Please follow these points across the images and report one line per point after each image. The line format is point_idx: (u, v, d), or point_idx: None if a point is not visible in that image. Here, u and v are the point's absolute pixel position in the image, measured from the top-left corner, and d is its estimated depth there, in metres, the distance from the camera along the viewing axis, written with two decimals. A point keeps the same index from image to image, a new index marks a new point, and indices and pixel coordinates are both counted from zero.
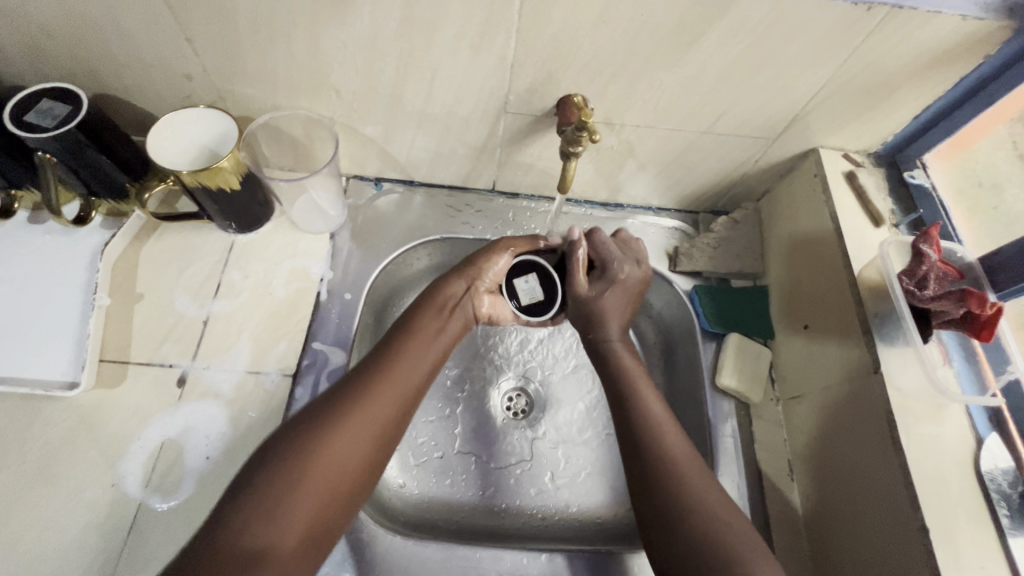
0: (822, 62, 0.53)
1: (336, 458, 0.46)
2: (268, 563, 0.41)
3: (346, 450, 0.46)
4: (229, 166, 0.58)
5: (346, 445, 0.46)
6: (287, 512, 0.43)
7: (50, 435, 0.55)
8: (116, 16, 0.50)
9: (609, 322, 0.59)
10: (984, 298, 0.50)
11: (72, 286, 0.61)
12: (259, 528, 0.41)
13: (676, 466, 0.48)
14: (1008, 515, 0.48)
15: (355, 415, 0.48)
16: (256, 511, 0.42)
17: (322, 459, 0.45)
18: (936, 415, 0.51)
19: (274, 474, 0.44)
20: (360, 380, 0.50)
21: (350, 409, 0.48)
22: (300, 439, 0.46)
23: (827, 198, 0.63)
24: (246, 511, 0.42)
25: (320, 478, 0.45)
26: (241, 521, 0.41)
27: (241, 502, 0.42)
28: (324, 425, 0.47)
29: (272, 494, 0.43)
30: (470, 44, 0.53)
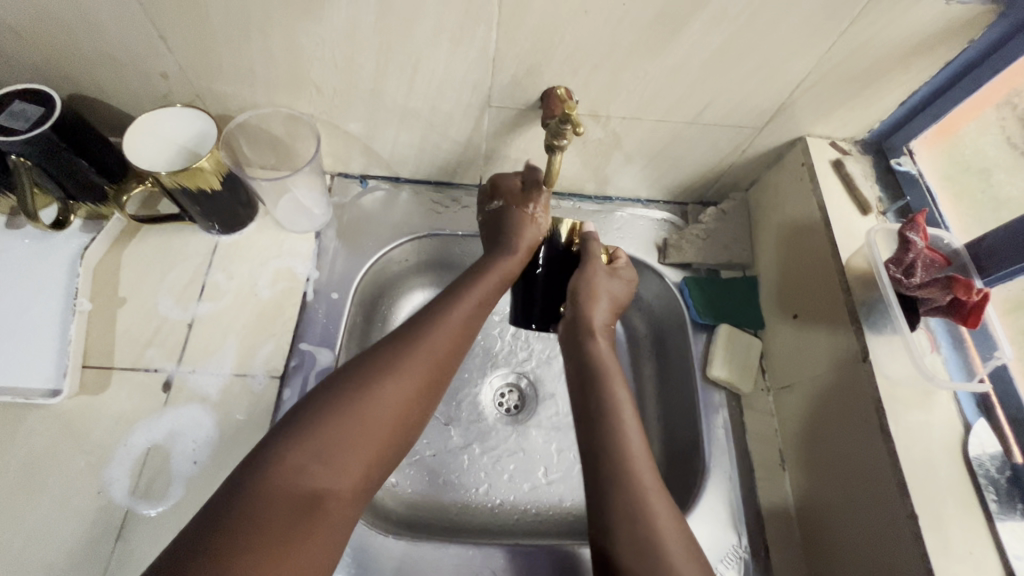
0: (807, 49, 0.53)
1: (392, 403, 0.46)
2: (325, 509, 0.41)
3: (399, 396, 0.46)
4: (209, 166, 0.57)
5: (400, 392, 0.47)
6: (342, 458, 0.43)
7: (34, 443, 0.54)
8: (86, 14, 0.49)
9: (614, 382, 0.53)
10: (971, 285, 0.50)
11: (52, 292, 0.60)
12: (315, 474, 0.42)
13: (630, 450, 0.48)
14: (995, 500, 0.48)
15: (410, 362, 0.48)
16: (311, 455, 0.42)
17: (379, 405, 0.45)
18: (924, 402, 0.51)
19: (324, 418, 0.44)
20: (415, 331, 0.50)
21: (406, 356, 0.48)
22: (357, 388, 0.46)
23: (813, 186, 0.62)
24: (300, 453, 0.42)
25: (375, 425, 0.45)
26: (298, 465, 0.41)
27: (289, 444, 0.42)
28: (382, 360, 0.48)
29: (326, 437, 0.43)
30: (450, 37, 0.52)
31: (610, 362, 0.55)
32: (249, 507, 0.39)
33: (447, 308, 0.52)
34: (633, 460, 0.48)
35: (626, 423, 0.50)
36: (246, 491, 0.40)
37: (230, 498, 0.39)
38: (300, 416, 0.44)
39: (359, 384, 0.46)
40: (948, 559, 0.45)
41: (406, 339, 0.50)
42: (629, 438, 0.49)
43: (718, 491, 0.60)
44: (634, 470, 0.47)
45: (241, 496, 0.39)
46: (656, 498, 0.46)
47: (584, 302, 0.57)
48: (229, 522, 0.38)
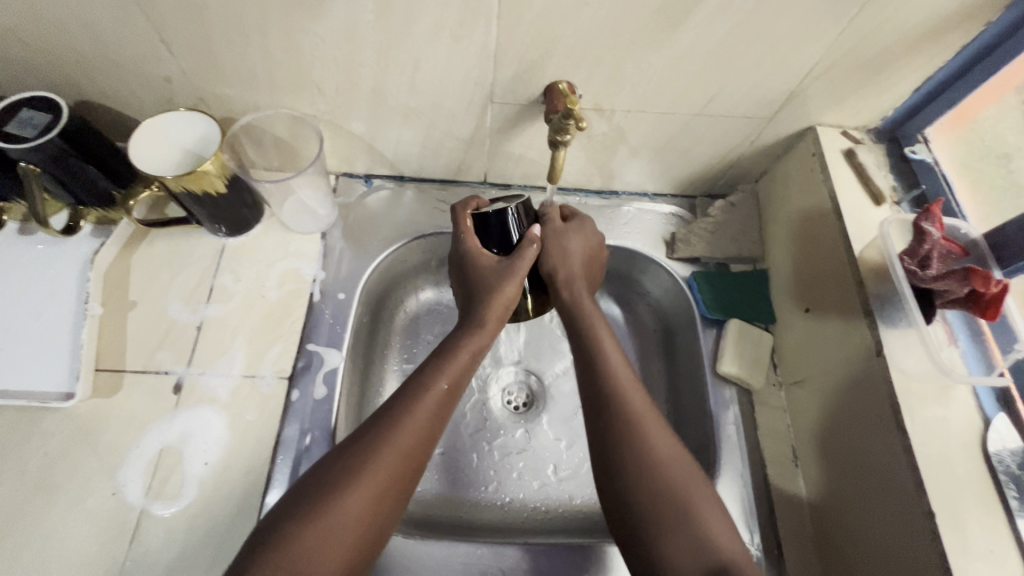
0: (817, 36, 0.51)
1: (364, 505, 0.44)
2: None
3: (362, 510, 0.44)
4: (213, 169, 0.57)
5: (364, 504, 0.44)
6: (316, 566, 0.41)
7: (49, 446, 0.55)
8: (88, 19, 0.49)
9: (607, 343, 0.54)
10: (989, 276, 0.48)
11: (64, 297, 0.61)
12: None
13: (633, 415, 0.49)
14: (1016, 497, 0.47)
15: (395, 443, 0.47)
16: (285, 569, 0.40)
17: (352, 512, 0.43)
18: (941, 396, 0.50)
19: (297, 537, 0.41)
20: (372, 436, 0.46)
21: (366, 467, 0.45)
22: (337, 484, 0.44)
23: (824, 176, 0.61)
24: (276, 569, 0.40)
25: (343, 540, 0.42)
26: None
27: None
28: (360, 450, 0.46)
29: (303, 550, 0.41)
30: (450, 33, 0.51)
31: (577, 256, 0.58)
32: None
33: (411, 404, 0.49)
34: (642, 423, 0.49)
35: (618, 372, 0.52)
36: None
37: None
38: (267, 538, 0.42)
39: (320, 498, 0.43)
40: (967, 558, 0.44)
41: (375, 437, 0.47)
42: (616, 371, 0.52)
43: (729, 488, 0.60)
44: (637, 423, 0.49)
45: None
46: (659, 442, 0.48)
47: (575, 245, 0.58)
48: None
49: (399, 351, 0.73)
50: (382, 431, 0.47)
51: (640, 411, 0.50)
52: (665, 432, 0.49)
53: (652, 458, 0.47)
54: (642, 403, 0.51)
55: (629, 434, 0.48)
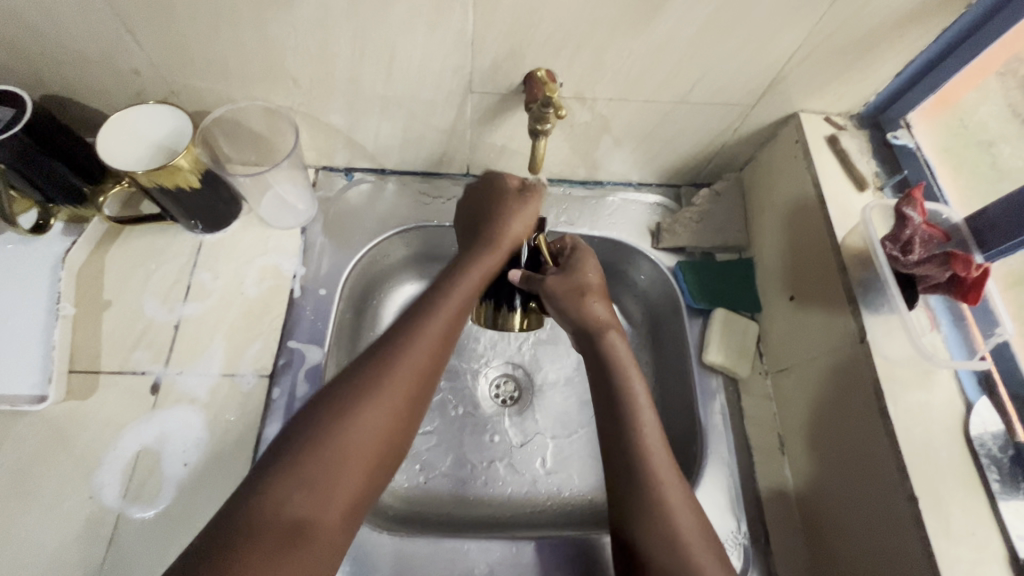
0: (797, 20, 0.51)
1: (382, 421, 0.45)
2: (313, 531, 0.40)
3: (381, 424, 0.45)
4: (186, 164, 0.56)
5: (383, 418, 0.45)
6: (333, 486, 0.42)
7: (23, 450, 0.54)
8: (48, 10, 0.48)
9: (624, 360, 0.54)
10: (970, 260, 0.49)
11: (34, 297, 0.59)
12: (291, 503, 0.40)
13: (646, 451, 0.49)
14: (998, 480, 0.47)
15: (400, 371, 0.47)
16: (300, 484, 0.41)
17: (353, 440, 0.44)
18: (924, 381, 0.50)
19: (312, 448, 0.42)
20: (385, 359, 0.47)
21: (371, 396, 0.45)
22: (354, 397, 0.45)
23: (807, 163, 0.61)
24: (289, 483, 0.41)
25: (359, 453, 0.44)
26: (280, 494, 0.40)
27: (274, 484, 0.41)
28: (375, 369, 0.47)
29: (314, 467, 0.42)
30: (425, 21, 0.50)
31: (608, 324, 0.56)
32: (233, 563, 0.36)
33: (416, 332, 0.49)
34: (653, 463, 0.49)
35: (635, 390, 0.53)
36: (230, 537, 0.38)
37: (216, 540, 0.38)
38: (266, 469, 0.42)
39: (337, 412, 0.44)
40: (949, 541, 0.44)
41: (383, 364, 0.47)
42: (644, 428, 0.51)
43: (716, 478, 0.59)
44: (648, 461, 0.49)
45: (235, 519, 0.39)
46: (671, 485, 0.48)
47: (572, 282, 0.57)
48: (226, 539, 0.38)
49: None
50: (392, 355, 0.47)
51: (659, 465, 0.49)
52: (677, 481, 0.48)
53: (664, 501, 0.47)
54: (659, 453, 0.49)
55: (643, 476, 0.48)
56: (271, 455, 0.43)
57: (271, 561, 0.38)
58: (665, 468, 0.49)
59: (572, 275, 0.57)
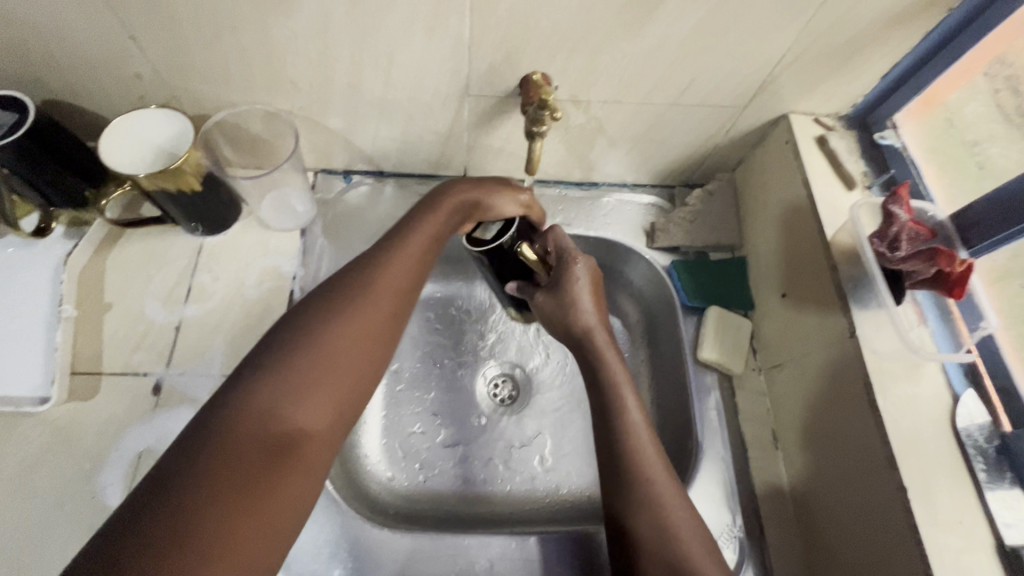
0: (785, 24, 0.52)
1: (361, 335, 0.46)
2: (303, 445, 0.42)
3: (359, 337, 0.46)
4: (188, 166, 0.57)
5: (360, 332, 0.46)
6: (316, 396, 0.43)
7: (26, 450, 0.55)
8: (52, 16, 0.48)
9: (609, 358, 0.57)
10: (955, 255, 0.50)
11: (36, 300, 0.59)
12: (289, 413, 0.41)
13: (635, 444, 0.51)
14: (984, 470, 0.48)
15: (376, 293, 0.48)
16: (285, 394, 0.42)
17: (340, 350, 0.45)
18: (912, 374, 0.51)
19: (288, 358, 0.43)
20: (355, 283, 0.48)
21: (350, 312, 0.47)
22: (326, 316, 0.46)
23: (798, 163, 0.62)
24: (272, 395, 0.41)
25: (341, 365, 0.45)
26: (264, 405, 0.41)
27: (253, 397, 0.41)
28: (346, 293, 0.48)
29: (294, 376, 0.43)
30: (423, 26, 0.51)
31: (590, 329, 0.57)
32: (212, 461, 0.37)
33: (388, 258, 0.51)
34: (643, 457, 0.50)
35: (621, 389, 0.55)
36: (213, 440, 0.38)
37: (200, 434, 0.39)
38: (248, 374, 0.42)
39: (309, 330, 0.45)
40: (938, 529, 0.45)
41: (354, 286, 0.48)
42: (633, 426, 0.52)
43: (712, 473, 0.60)
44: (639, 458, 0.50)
45: (216, 431, 0.39)
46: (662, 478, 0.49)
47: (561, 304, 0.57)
48: (212, 448, 0.38)
49: None
50: (363, 278, 0.49)
51: (643, 448, 0.51)
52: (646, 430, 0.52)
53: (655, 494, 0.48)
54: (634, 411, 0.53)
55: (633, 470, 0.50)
56: (244, 371, 0.43)
57: (262, 471, 0.39)
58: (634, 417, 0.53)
59: (562, 294, 0.57)
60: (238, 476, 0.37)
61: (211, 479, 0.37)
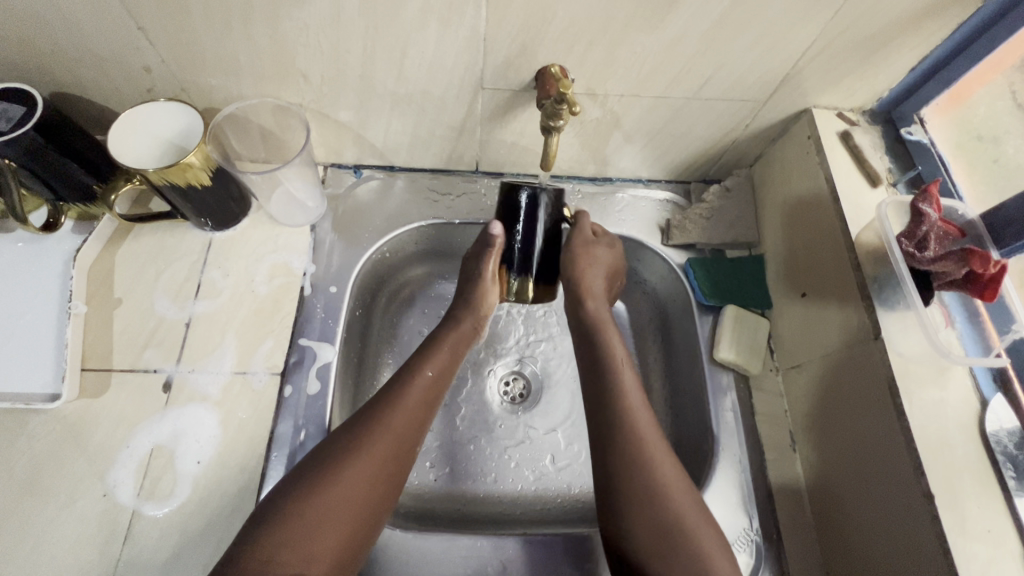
0: (813, 16, 0.50)
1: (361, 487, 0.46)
2: None
3: (360, 487, 0.46)
4: (197, 161, 0.55)
5: (361, 481, 0.46)
6: (313, 540, 0.43)
7: (36, 447, 0.54)
8: (58, 7, 0.47)
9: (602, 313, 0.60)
10: (988, 257, 0.48)
11: (47, 295, 0.59)
12: (284, 561, 0.42)
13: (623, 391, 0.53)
14: (1013, 477, 0.47)
15: (386, 430, 0.49)
16: (285, 543, 0.42)
17: (341, 491, 0.45)
18: (938, 378, 0.50)
19: (296, 508, 0.44)
20: (372, 413, 0.50)
21: (352, 453, 0.47)
22: (340, 453, 0.47)
23: (820, 159, 0.60)
24: (272, 545, 0.42)
25: (344, 512, 0.45)
26: (266, 552, 0.42)
27: (261, 552, 0.42)
28: (357, 428, 0.49)
29: (300, 524, 0.43)
30: (438, 17, 0.50)
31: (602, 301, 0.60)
32: None
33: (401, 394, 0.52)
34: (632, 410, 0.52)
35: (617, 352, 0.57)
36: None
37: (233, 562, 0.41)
38: (263, 516, 0.44)
39: (318, 474, 0.46)
40: (965, 538, 0.44)
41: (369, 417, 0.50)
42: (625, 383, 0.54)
43: (728, 475, 0.59)
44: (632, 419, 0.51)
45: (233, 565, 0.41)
46: (659, 448, 0.50)
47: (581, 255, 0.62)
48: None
49: (393, 347, 0.73)
50: (375, 417, 0.50)
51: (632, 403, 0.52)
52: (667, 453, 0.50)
53: (649, 460, 0.49)
54: (655, 436, 0.51)
55: (635, 445, 0.50)
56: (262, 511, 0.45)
57: None
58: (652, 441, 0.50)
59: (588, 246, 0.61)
60: None
61: None
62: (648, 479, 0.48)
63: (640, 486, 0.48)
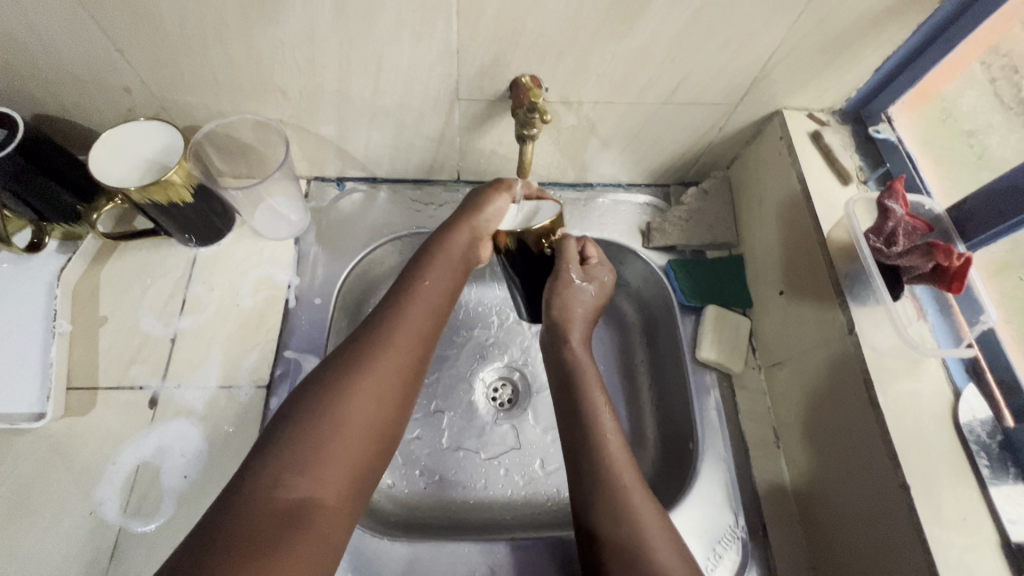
0: (777, 20, 0.52)
1: (366, 408, 0.46)
2: (314, 509, 0.41)
3: (371, 401, 0.47)
4: (179, 178, 0.56)
5: (371, 397, 0.47)
6: (322, 464, 0.43)
7: (22, 468, 0.54)
8: (38, 32, 0.48)
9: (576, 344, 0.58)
10: (951, 250, 0.49)
11: (32, 316, 0.59)
12: (291, 483, 0.41)
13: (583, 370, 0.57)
14: (988, 465, 0.48)
15: (391, 346, 0.50)
16: (295, 464, 0.42)
17: (351, 406, 0.46)
18: (912, 370, 0.51)
19: (306, 423, 0.44)
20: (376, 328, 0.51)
21: (361, 368, 0.48)
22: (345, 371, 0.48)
23: (792, 160, 0.62)
24: (279, 467, 0.42)
25: (354, 427, 0.45)
26: (275, 475, 0.41)
27: (271, 467, 0.42)
28: (361, 343, 0.50)
29: (308, 450, 0.43)
30: (411, 32, 0.51)
31: (588, 366, 0.58)
32: (232, 523, 0.38)
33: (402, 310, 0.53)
34: (591, 390, 0.56)
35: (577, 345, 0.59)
36: (236, 502, 0.40)
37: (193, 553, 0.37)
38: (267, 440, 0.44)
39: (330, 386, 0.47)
40: (942, 527, 0.44)
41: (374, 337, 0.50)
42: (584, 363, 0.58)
43: (713, 474, 0.60)
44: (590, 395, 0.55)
45: (237, 498, 0.40)
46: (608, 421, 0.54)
47: (556, 311, 0.59)
48: (229, 517, 0.39)
49: None
50: (374, 338, 0.50)
51: (589, 377, 0.57)
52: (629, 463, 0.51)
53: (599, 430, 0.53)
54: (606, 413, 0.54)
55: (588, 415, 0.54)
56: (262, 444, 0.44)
57: (267, 539, 0.38)
58: (640, 498, 0.48)
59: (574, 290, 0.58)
60: (243, 524, 0.38)
61: (235, 530, 0.38)
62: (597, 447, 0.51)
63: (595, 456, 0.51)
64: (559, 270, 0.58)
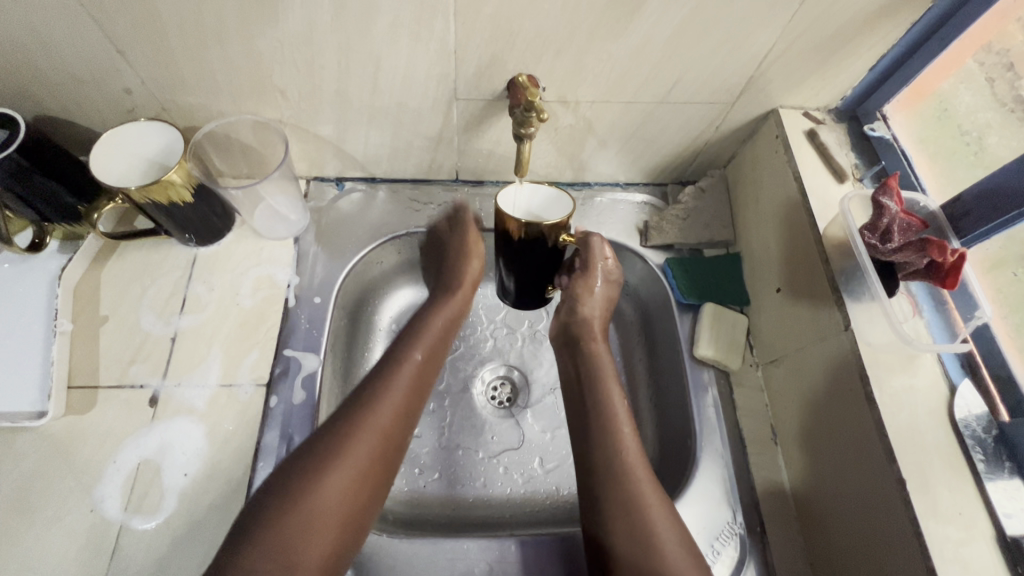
0: (771, 20, 0.52)
1: (343, 487, 0.47)
2: None
3: (347, 482, 0.48)
4: (179, 178, 0.57)
5: (347, 478, 0.48)
6: (296, 544, 0.44)
7: (23, 466, 0.55)
8: (39, 33, 0.49)
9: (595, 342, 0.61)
10: (944, 246, 0.50)
11: (33, 315, 0.60)
12: (260, 567, 0.43)
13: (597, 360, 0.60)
14: (983, 459, 0.48)
15: (368, 420, 0.51)
16: (270, 545, 0.43)
17: (326, 484, 0.47)
18: (908, 365, 0.51)
19: (282, 501, 0.46)
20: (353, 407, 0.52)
21: (338, 451, 0.49)
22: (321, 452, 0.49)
23: (788, 158, 0.62)
24: (252, 551, 0.43)
25: (328, 509, 0.46)
26: (251, 555, 0.43)
27: (250, 545, 0.43)
28: (340, 420, 0.51)
29: (280, 530, 0.44)
30: (408, 32, 0.51)
31: (606, 364, 0.60)
32: None
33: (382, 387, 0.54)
34: (606, 377, 0.58)
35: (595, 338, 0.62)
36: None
37: None
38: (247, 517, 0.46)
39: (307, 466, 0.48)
40: (937, 521, 0.45)
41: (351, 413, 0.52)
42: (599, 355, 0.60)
43: (711, 471, 0.60)
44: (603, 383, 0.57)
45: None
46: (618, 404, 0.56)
47: (582, 314, 0.62)
48: None
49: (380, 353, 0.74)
50: (352, 416, 0.51)
51: (605, 368, 0.59)
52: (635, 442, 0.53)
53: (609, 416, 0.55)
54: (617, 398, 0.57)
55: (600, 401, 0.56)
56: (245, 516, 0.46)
57: None
58: (643, 478, 0.50)
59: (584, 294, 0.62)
60: None
61: None
62: (609, 430, 0.53)
63: (604, 439, 0.53)
64: (590, 270, 0.61)
